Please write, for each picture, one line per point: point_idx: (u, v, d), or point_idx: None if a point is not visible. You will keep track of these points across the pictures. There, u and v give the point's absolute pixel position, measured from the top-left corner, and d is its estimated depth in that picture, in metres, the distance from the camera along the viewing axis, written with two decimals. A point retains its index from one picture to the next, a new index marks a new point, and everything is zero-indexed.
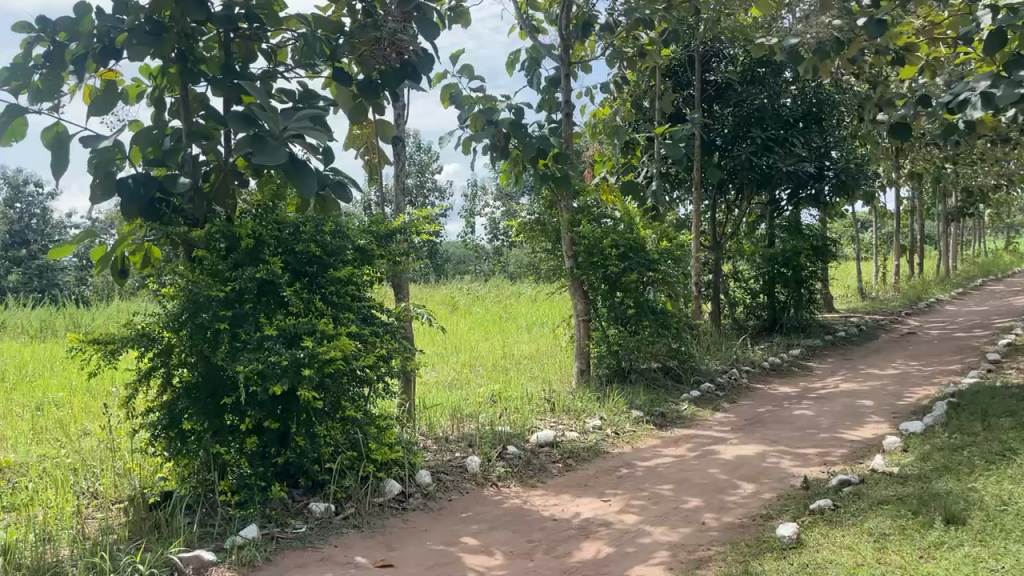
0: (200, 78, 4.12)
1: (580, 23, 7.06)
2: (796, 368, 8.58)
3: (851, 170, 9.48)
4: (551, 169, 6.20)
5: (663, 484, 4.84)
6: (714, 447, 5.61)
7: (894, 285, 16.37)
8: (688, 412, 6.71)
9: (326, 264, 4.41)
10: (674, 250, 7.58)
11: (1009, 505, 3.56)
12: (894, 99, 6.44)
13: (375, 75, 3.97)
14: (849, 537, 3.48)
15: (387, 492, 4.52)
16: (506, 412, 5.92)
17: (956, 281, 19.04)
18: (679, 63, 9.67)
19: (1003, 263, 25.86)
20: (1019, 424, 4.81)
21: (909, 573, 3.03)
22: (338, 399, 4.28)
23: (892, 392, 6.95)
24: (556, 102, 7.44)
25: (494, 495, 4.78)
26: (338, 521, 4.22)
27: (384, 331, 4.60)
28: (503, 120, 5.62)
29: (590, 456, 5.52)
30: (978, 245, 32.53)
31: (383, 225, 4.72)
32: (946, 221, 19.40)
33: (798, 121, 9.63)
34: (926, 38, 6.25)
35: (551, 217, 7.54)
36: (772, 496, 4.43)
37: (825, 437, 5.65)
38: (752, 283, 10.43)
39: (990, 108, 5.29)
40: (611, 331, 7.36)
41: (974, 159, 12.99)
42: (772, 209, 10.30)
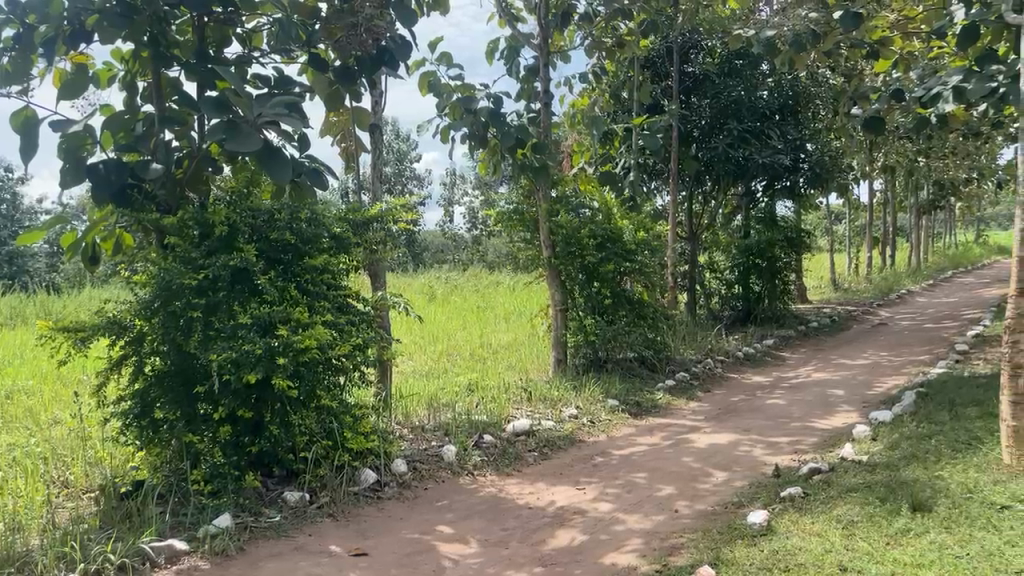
0: (171, 61, 4.05)
1: (560, 12, 7.05)
2: (769, 358, 8.67)
3: (825, 162, 9.71)
4: (530, 159, 6.21)
5: (638, 472, 4.88)
6: (687, 436, 5.66)
7: (866, 276, 16.59)
8: (663, 401, 6.76)
9: (302, 251, 4.38)
10: (651, 241, 7.63)
11: (974, 493, 3.63)
12: (868, 92, 6.53)
13: (351, 61, 3.91)
14: (818, 524, 3.54)
15: (362, 480, 4.51)
16: (483, 402, 5.94)
17: (927, 273, 19.32)
18: (658, 54, 9.70)
19: (973, 256, 26.32)
20: (985, 413, 4.92)
21: (874, 559, 3.08)
22: (314, 388, 4.25)
23: (863, 382, 7.06)
24: (535, 91, 7.44)
25: (469, 484, 4.80)
26: (313, 510, 4.21)
27: (359, 321, 4.58)
28: (482, 109, 5.63)
29: (566, 445, 5.55)
30: (951, 240, 32.94)
31: (360, 213, 4.75)
32: (918, 214, 19.69)
33: (775, 113, 9.68)
34: (901, 32, 6.32)
35: (528, 206, 7.48)
36: (744, 484, 4.49)
37: (797, 425, 5.74)
38: (727, 274, 10.49)
39: (962, 102, 5.37)
40: (588, 320, 7.35)
41: (946, 153, 13.21)
42: (749, 200, 10.46)
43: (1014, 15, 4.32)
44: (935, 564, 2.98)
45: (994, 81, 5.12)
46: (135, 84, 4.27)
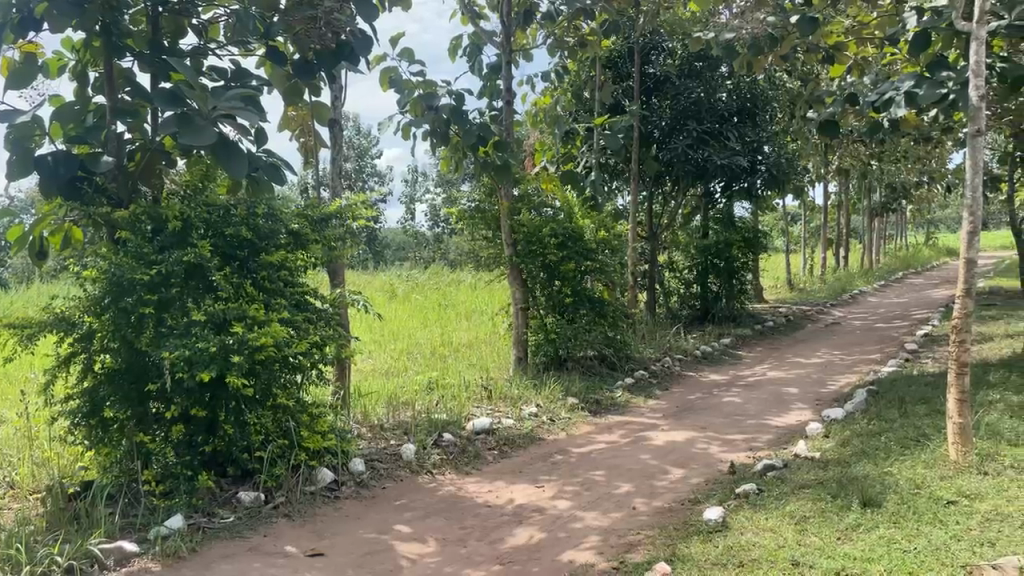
0: (125, 52, 3.96)
1: (523, 10, 7.04)
2: (727, 356, 8.80)
3: (782, 165, 9.76)
4: (492, 158, 6.20)
5: (596, 470, 4.91)
6: (646, 434, 5.71)
7: (821, 276, 16.94)
8: (622, 399, 6.82)
9: (258, 247, 4.32)
10: (612, 240, 7.72)
11: (922, 489, 3.73)
12: (823, 96, 6.68)
13: (309, 56, 3.87)
14: (771, 519, 3.60)
15: (319, 480, 4.46)
16: (443, 401, 5.90)
17: (879, 274, 19.78)
18: (620, 54, 9.76)
19: (923, 258, 27.06)
20: (933, 411, 5.05)
21: (824, 555, 3.14)
22: (270, 386, 4.19)
23: (817, 380, 7.21)
24: (497, 89, 7.43)
25: (429, 482, 4.77)
26: (267, 511, 4.14)
27: (318, 319, 4.54)
28: (444, 106, 5.63)
29: (526, 443, 5.55)
30: (902, 241, 33.84)
31: (319, 209, 4.68)
32: (871, 217, 20.16)
33: (733, 115, 9.84)
34: (855, 38, 6.46)
35: (489, 204, 7.46)
36: (700, 481, 4.54)
37: (753, 423, 5.82)
38: (686, 274, 10.61)
39: (913, 108, 5.49)
40: (549, 319, 7.43)
41: (898, 157, 13.57)
42: (707, 201, 10.62)
43: (963, 23, 4.44)
44: (884, 558, 3.04)
45: (944, 87, 5.27)
46: (87, 74, 4.16)
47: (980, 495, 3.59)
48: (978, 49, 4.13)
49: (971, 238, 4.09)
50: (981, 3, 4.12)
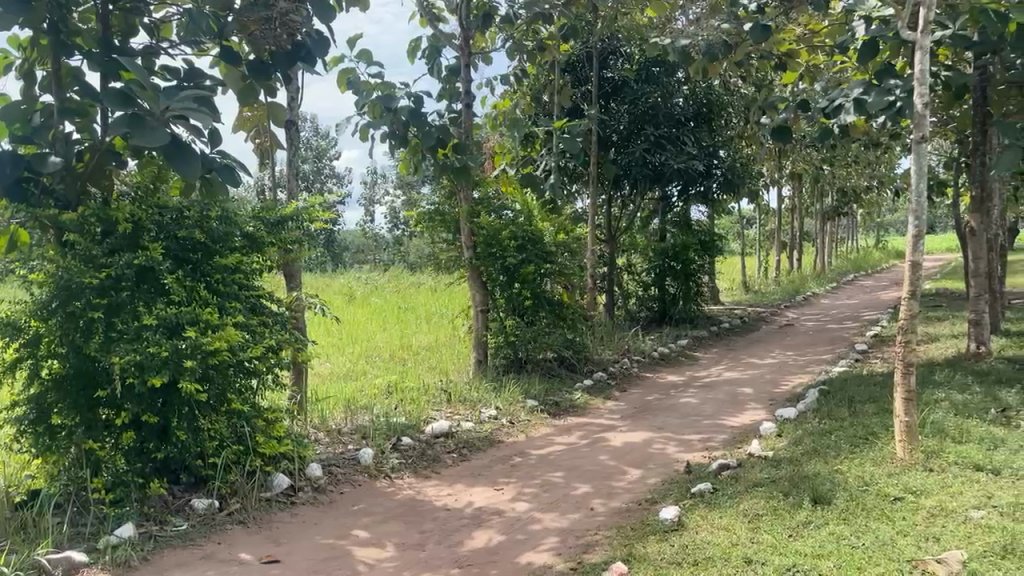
0: (73, 51, 3.87)
1: (482, 13, 7.03)
2: (683, 357, 8.92)
3: (737, 168, 9.98)
4: (451, 160, 6.20)
5: (555, 472, 4.93)
6: (604, 435, 5.76)
7: (775, 278, 17.26)
8: (581, 401, 6.85)
9: (212, 250, 4.25)
10: (571, 243, 7.81)
11: (869, 485, 3.83)
12: (776, 103, 6.82)
13: (264, 56, 3.74)
14: (726, 518, 3.66)
15: (275, 486, 4.40)
16: (401, 405, 5.87)
17: (830, 276, 20.26)
18: (579, 58, 9.85)
19: (874, 260, 27.73)
20: (880, 409, 5.19)
21: (776, 551, 3.21)
22: (224, 391, 4.12)
23: (770, 380, 7.35)
24: (457, 92, 7.43)
25: (387, 487, 4.74)
26: (222, 518, 4.08)
27: (273, 322, 4.49)
28: (402, 109, 5.63)
29: (485, 445, 5.56)
30: (853, 244, 34.68)
31: (274, 211, 4.62)
32: (823, 221, 20.60)
33: (689, 120, 9.96)
34: (806, 45, 6.63)
35: (449, 207, 7.43)
36: (657, 481, 4.60)
37: (708, 423, 5.91)
38: (644, 276, 10.72)
39: (862, 114, 5.67)
40: (508, 322, 7.40)
41: (848, 162, 13.92)
42: (664, 205, 10.54)
43: (908, 33, 4.57)
44: (833, 554, 3.11)
45: (891, 94, 5.45)
46: (34, 73, 4.04)
47: (925, 491, 3.70)
48: (922, 58, 4.25)
49: (916, 241, 4.21)
50: (925, 13, 4.24)
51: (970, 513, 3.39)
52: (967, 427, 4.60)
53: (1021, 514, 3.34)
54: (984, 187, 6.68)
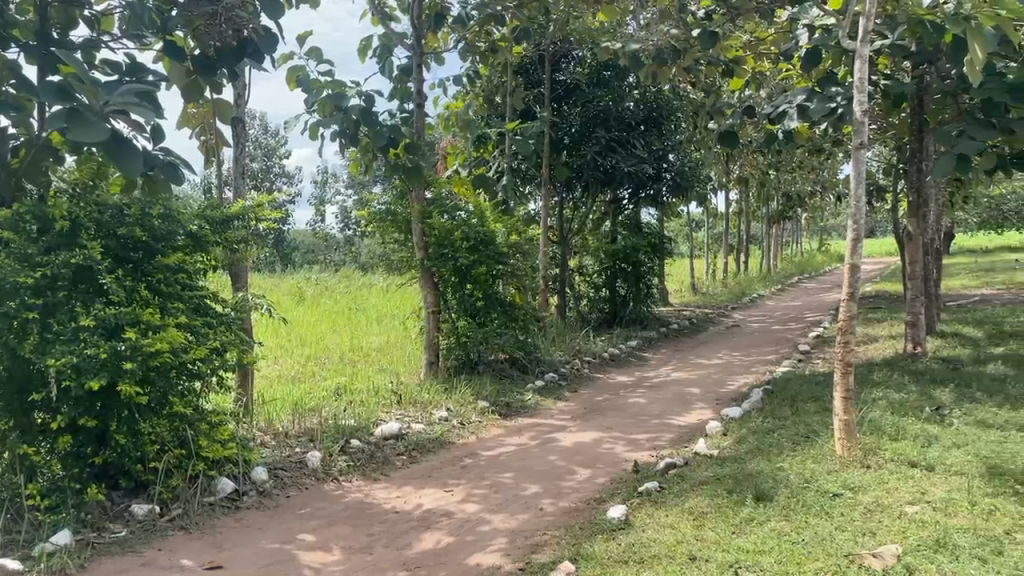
0: (10, 43, 3.68)
1: (434, 13, 6.99)
2: (633, 358, 9.03)
3: (686, 172, 10.19)
4: (403, 160, 6.17)
5: (505, 472, 4.94)
6: (555, 435, 5.79)
7: (723, 280, 17.58)
8: (532, 401, 6.88)
9: (153, 250, 4.15)
10: (523, 245, 7.87)
11: (811, 483, 3.92)
12: (723, 108, 6.97)
13: (210, 51, 3.49)
14: (672, 516, 3.71)
15: (219, 490, 4.31)
16: (351, 407, 5.80)
17: (776, 279, 20.72)
18: (531, 61, 9.91)
19: (818, 263, 28.44)
20: (822, 408, 5.33)
21: (720, 548, 3.26)
22: (165, 394, 4.03)
23: (717, 380, 7.48)
24: (409, 92, 7.39)
25: (335, 490, 4.69)
26: (163, 524, 3.97)
27: (218, 323, 4.41)
28: (353, 108, 5.57)
29: (435, 447, 5.53)
30: (797, 247, 35.54)
31: (219, 210, 4.51)
32: (769, 224, 21.06)
33: (639, 124, 10.08)
34: (752, 52, 6.77)
35: (401, 207, 7.37)
36: (606, 480, 4.64)
37: (657, 423, 5.99)
38: (595, 278, 10.83)
39: (805, 120, 5.83)
40: (461, 323, 7.43)
41: (793, 167, 14.26)
42: (615, 208, 10.67)
43: (848, 42, 4.69)
44: (774, 550, 3.19)
45: (833, 100, 5.60)
46: None
47: (863, 488, 3.80)
48: (862, 66, 4.37)
49: (855, 245, 4.34)
50: (864, 23, 4.36)
51: (905, 508, 3.51)
52: (904, 426, 4.75)
53: (953, 509, 3.47)
54: (920, 193, 6.91)
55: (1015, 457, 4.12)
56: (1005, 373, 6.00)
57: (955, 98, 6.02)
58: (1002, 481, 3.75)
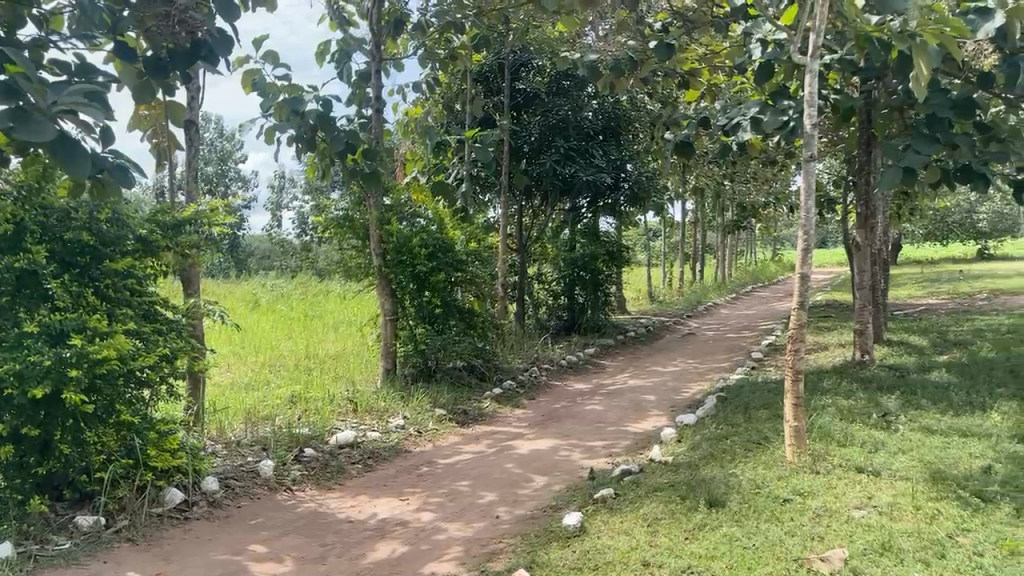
0: None
1: (392, 19, 6.96)
2: (590, 365, 9.09)
3: (644, 182, 10.25)
4: (361, 165, 6.11)
5: (461, 480, 4.92)
6: (512, 443, 5.79)
7: (679, 289, 17.81)
8: (489, 409, 6.87)
9: (102, 255, 4.06)
10: (481, 252, 7.86)
11: (762, 488, 3.99)
12: (679, 119, 7.09)
13: (162, 52, 3.35)
14: (626, 522, 3.74)
15: (167, 501, 4.21)
16: (305, 415, 5.74)
17: (730, 287, 21.07)
18: (490, 69, 9.93)
19: (771, 273, 29.01)
20: (773, 415, 5.44)
21: (672, 553, 3.30)
22: (112, 402, 3.93)
23: (672, 388, 7.57)
24: (367, 97, 7.36)
25: (287, 500, 4.61)
26: (108, 535, 3.86)
27: (169, 329, 4.33)
28: (310, 112, 5.52)
29: (391, 455, 5.49)
30: (751, 256, 36.20)
31: (170, 214, 4.43)
32: (724, 233, 21.42)
33: (598, 133, 10.17)
34: (708, 64, 6.89)
35: (359, 213, 7.30)
36: (562, 487, 4.66)
37: (613, 429, 6.04)
38: (554, 285, 10.89)
39: (758, 132, 5.95)
40: (419, 330, 7.36)
41: (747, 178, 14.53)
42: (573, 216, 10.74)
43: (798, 56, 4.78)
44: (725, 554, 3.24)
45: (785, 114, 5.76)
46: None
47: (812, 493, 3.88)
48: (812, 81, 4.48)
49: (805, 255, 4.43)
50: (814, 38, 4.47)
51: (852, 512, 3.59)
52: (852, 432, 4.86)
53: (898, 513, 3.56)
54: (868, 204, 7.10)
55: (957, 462, 4.24)
56: (948, 380, 6.19)
57: (902, 113, 6.20)
58: (945, 486, 3.85)
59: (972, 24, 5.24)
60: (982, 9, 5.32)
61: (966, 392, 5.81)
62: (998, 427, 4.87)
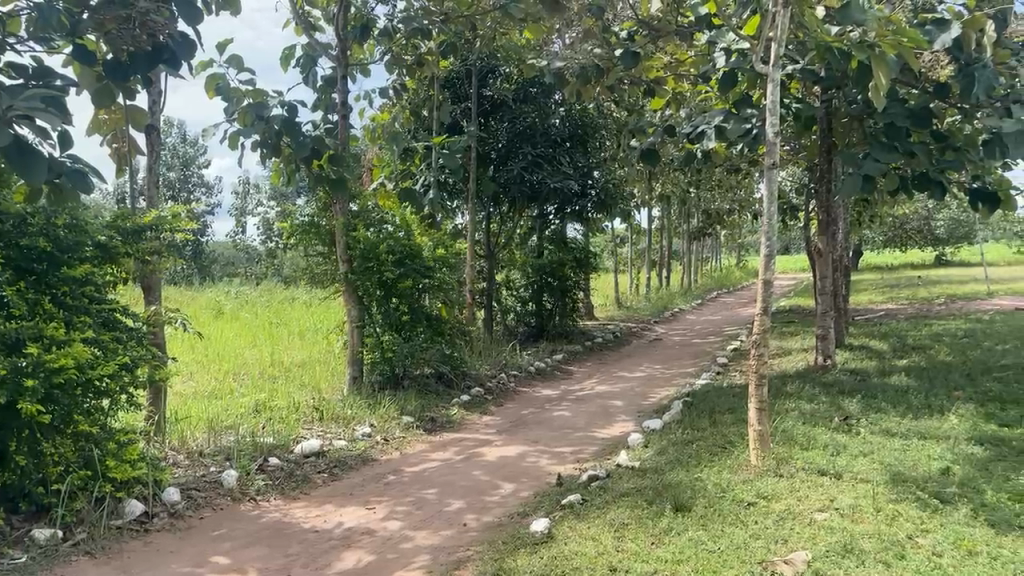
0: None
1: (359, 26, 6.93)
2: (558, 372, 9.11)
3: (610, 190, 10.34)
4: (326, 171, 6.05)
5: (428, 488, 4.89)
6: (479, 450, 5.78)
7: (646, 295, 17.94)
8: (457, 416, 6.85)
9: (58, 261, 3.96)
10: (449, 259, 7.83)
11: (726, 491, 4.04)
12: (644, 127, 7.17)
13: (123, 56, 3.27)
14: (594, 528, 3.75)
15: (127, 513, 4.12)
16: (269, 424, 5.67)
17: (697, 294, 21.30)
18: (458, 76, 9.94)
19: (736, 279, 29.37)
20: (738, 419, 5.50)
21: (639, 558, 3.32)
22: (71, 411, 3.83)
23: (639, 393, 7.61)
24: (332, 102, 7.31)
25: (251, 510, 4.54)
26: (66, 548, 3.77)
27: (129, 337, 4.24)
28: (275, 117, 5.44)
29: (357, 464, 5.44)
30: (716, 263, 36.63)
31: (129, 220, 4.35)
32: (690, 240, 21.65)
33: (565, 140, 10.18)
34: (673, 73, 6.97)
35: (324, 219, 7.25)
36: (529, 494, 4.66)
37: (580, 436, 6.05)
38: (522, 292, 10.90)
39: (722, 140, 6.05)
40: (386, 337, 7.30)
41: (712, 186, 14.72)
42: (541, 222, 10.78)
43: (761, 66, 4.85)
44: (690, 559, 3.26)
45: (748, 122, 5.84)
46: None
47: (776, 496, 3.93)
48: (773, 90, 4.55)
49: (768, 261, 4.50)
50: (775, 48, 4.54)
51: (814, 515, 3.64)
52: (814, 435, 4.94)
53: (859, 515, 3.62)
54: (829, 211, 7.24)
55: (916, 464, 4.33)
56: (907, 384, 6.32)
57: (861, 122, 6.32)
58: (905, 488, 3.93)
59: (930, 35, 5.37)
60: (937, 20, 5.46)
61: (924, 395, 5.94)
62: (955, 430, 4.98)
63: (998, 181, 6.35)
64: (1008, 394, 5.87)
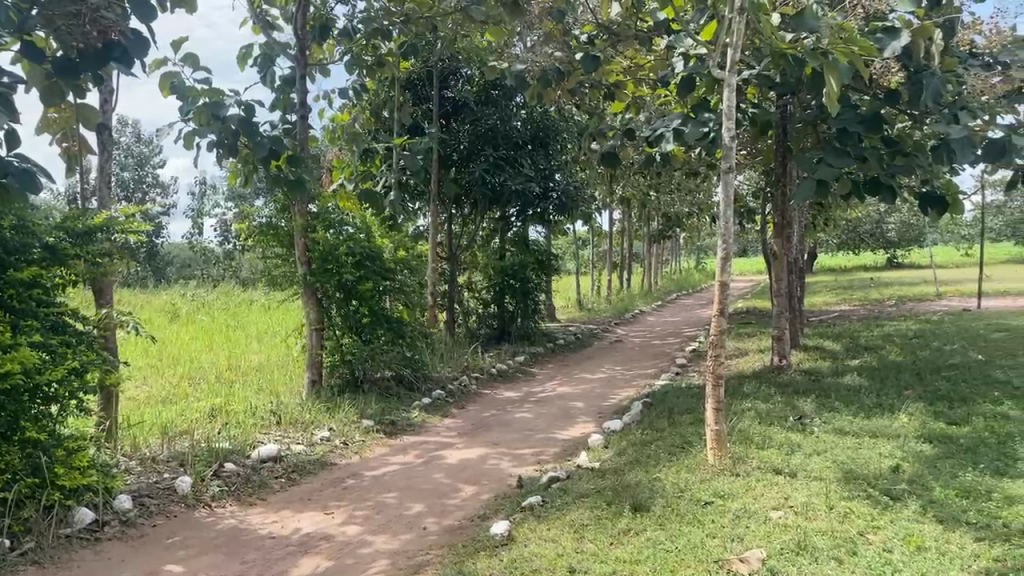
0: None
1: (318, 25, 6.85)
2: (520, 374, 9.12)
3: (571, 192, 10.40)
4: (284, 172, 5.98)
5: (388, 492, 4.85)
6: (440, 453, 5.75)
7: (607, 297, 18.06)
8: (418, 419, 6.81)
9: (5, 263, 3.85)
10: (410, 261, 7.87)
11: (684, 491, 4.09)
12: (605, 130, 7.21)
13: (72, 53, 3.19)
14: (554, 530, 3.76)
15: (77, 521, 4.00)
16: (225, 429, 5.58)
17: (658, 296, 21.48)
18: (419, 77, 9.88)
19: (694, 281, 29.67)
20: (697, 419, 5.56)
21: (598, 559, 3.33)
22: (17, 418, 3.75)
23: (599, 394, 7.66)
24: (292, 102, 7.22)
25: (206, 517, 4.45)
26: (12, 558, 3.66)
27: (77, 341, 4.11)
28: (231, 117, 5.36)
29: (316, 468, 5.37)
30: (676, 266, 36.98)
31: (80, 221, 4.23)
32: (650, 243, 21.83)
33: (526, 142, 10.18)
34: (632, 76, 7.02)
35: (283, 221, 7.15)
36: (490, 496, 4.66)
37: (541, 437, 6.07)
38: (483, 294, 10.90)
39: (680, 142, 6.12)
40: (345, 340, 7.23)
41: (672, 188, 14.86)
42: (503, 225, 10.84)
43: (718, 71, 4.91)
44: (648, 559, 3.29)
45: (705, 125, 5.92)
46: None
47: (731, 495, 3.98)
48: (729, 95, 4.62)
49: (724, 263, 4.57)
50: (732, 54, 4.61)
51: (770, 513, 3.70)
52: (770, 434, 5.02)
53: (813, 512, 3.69)
54: (784, 215, 7.33)
55: (868, 462, 4.42)
56: (859, 383, 6.47)
57: (814, 128, 6.46)
58: (857, 486, 4.02)
59: (881, 42, 5.48)
60: (887, 29, 5.59)
61: (876, 394, 6.09)
62: (904, 428, 5.12)
63: (946, 185, 6.52)
64: (955, 392, 6.04)
